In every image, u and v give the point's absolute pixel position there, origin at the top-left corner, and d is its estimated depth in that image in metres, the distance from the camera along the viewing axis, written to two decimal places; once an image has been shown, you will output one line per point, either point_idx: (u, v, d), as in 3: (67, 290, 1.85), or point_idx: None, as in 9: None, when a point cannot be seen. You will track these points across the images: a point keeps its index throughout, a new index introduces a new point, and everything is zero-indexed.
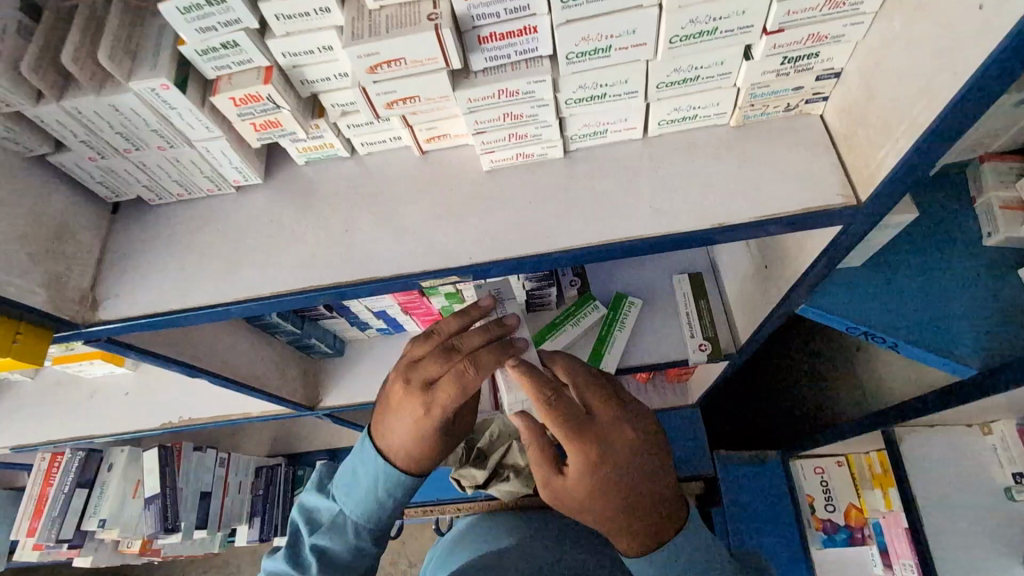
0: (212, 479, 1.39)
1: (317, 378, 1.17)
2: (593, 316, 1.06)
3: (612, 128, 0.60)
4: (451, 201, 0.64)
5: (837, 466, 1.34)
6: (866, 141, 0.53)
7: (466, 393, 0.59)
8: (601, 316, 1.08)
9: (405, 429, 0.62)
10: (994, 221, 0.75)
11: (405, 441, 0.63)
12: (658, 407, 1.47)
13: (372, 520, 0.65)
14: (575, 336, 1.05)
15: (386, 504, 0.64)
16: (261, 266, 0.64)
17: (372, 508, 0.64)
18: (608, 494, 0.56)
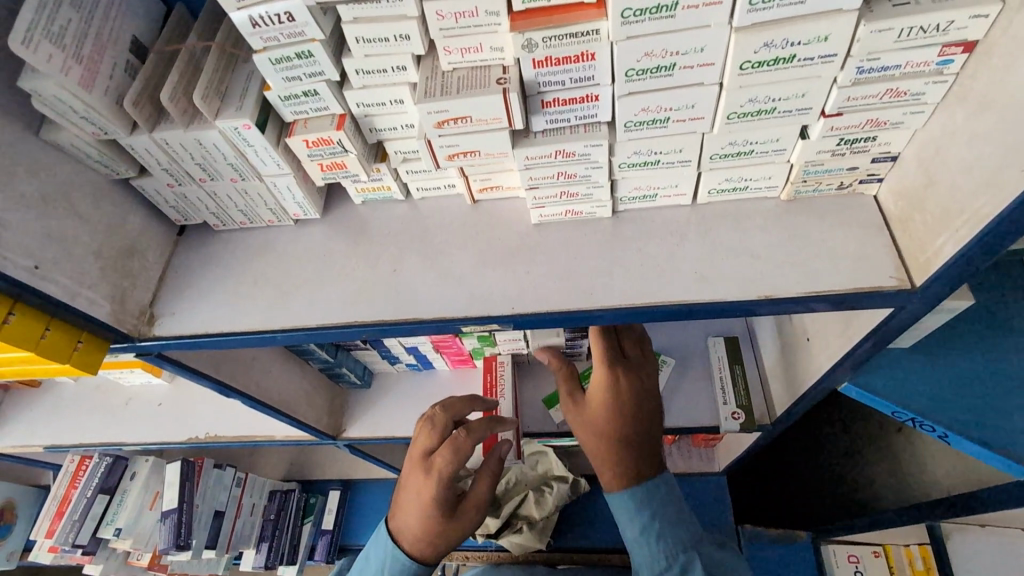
0: (227, 499, 1.40)
1: (343, 408, 1.18)
2: None
3: (661, 193, 0.61)
4: (497, 251, 0.65)
5: (873, 558, 1.26)
6: (923, 227, 0.52)
7: (456, 458, 0.72)
8: None
9: (412, 500, 0.74)
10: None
11: (411, 515, 0.74)
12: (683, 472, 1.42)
13: None
14: None
15: None
16: (309, 298, 0.66)
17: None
18: (608, 438, 0.77)
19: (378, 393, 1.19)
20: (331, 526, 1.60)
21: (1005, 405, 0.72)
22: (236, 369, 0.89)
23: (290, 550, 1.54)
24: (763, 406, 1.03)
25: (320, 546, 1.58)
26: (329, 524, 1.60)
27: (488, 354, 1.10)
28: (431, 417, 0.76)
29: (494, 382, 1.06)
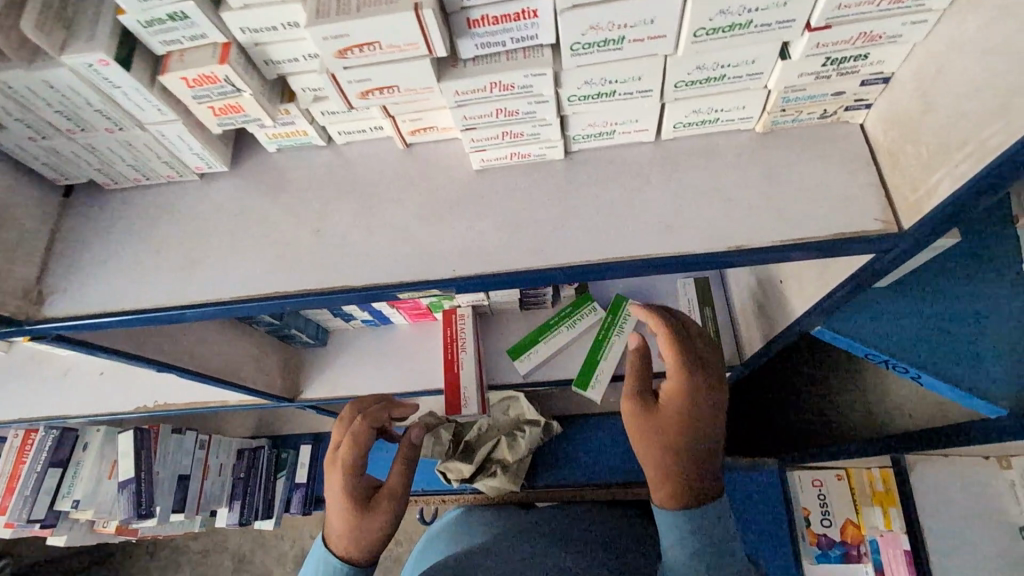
0: (191, 462, 1.36)
1: (298, 369, 1.11)
2: (590, 318, 1.02)
3: (620, 129, 0.53)
4: (435, 203, 0.57)
5: (836, 480, 1.30)
6: (916, 161, 0.45)
7: (354, 440, 0.67)
8: (599, 319, 1.02)
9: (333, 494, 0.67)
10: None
11: (333, 515, 0.66)
12: None
13: None
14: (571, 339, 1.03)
15: None
16: (221, 265, 0.57)
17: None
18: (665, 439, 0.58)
19: (334, 351, 1.13)
20: (305, 480, 1.59)
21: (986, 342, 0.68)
22: (162, 341, 0.81)
23: (265, 505, 1.53)
24: (733, 347, 1.00)
25: (296, 499, 1.58)
26: (303, 477, 1.59)
27: (448, 306, 1.04)
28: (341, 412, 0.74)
29: (454, 336, 1.00)
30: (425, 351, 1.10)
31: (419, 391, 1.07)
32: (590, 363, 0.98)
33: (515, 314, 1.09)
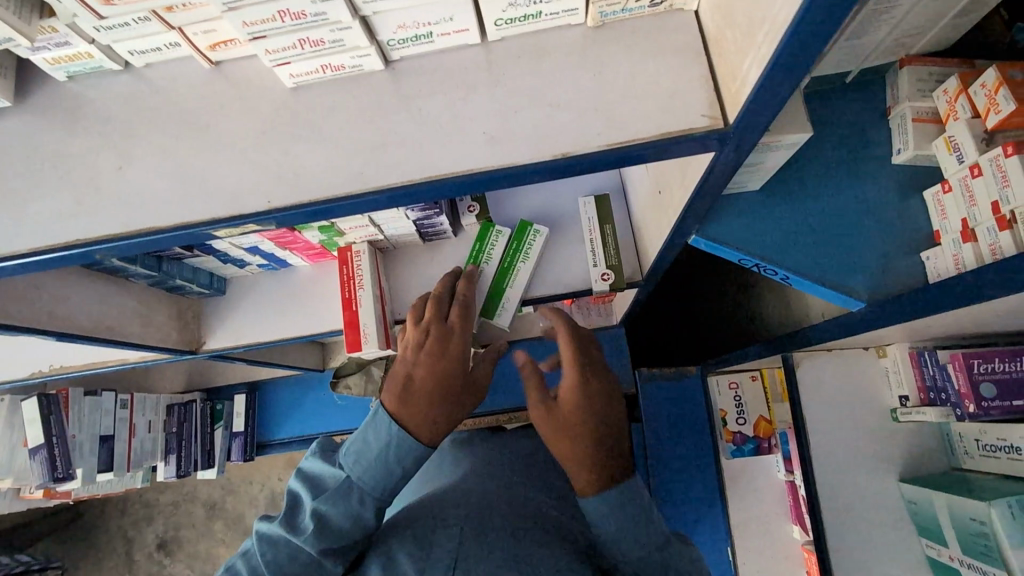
0: (114, 422, 1.32)
1: (198, 321, 1.07)
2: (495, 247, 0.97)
3: (437, 30, 0.48)
4: (250, 128, 0.51)
5: (751, 381, 1.36)
6: (734, 47, 0.42)
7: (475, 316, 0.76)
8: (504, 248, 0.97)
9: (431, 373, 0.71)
10: (905, 135, 0.69)
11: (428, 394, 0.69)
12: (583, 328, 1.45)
13: (378, 488, 0.66)
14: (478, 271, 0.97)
15: (394, 471, 0.66)
16: (14, 214, 0.51)
17: (385, 482, 0.66)
18: (581, 438, 0.67)
19: (233, 300, 1.08)
20: (242, 428, 1.58)
21: (850, 244, 0.71)
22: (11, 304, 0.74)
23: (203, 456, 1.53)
24: (635, 263, 1.00)
25: (235, 447, 1.58)
26: (241, 426, 1.58)
27: (342, 243, 0.98)
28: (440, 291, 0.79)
29: (350, 274, 0.96)
30: (329, 291, 1.06)
31: (324, 333, 1.04)
32: (495, 293, 0.95)
33: (418, 247, 1.05)
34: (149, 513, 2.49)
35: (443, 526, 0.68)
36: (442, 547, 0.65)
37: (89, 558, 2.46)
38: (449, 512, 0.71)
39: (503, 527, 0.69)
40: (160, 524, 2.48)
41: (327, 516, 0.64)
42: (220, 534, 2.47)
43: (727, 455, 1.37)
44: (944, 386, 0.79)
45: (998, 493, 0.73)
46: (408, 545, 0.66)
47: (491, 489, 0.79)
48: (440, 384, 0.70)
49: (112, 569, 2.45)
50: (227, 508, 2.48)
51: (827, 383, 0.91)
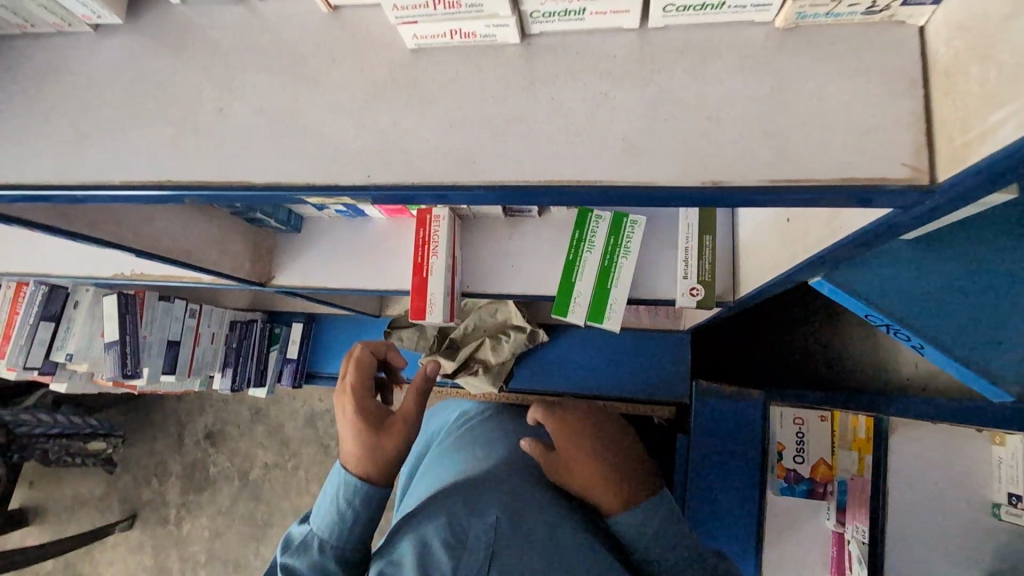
0: (181, 329, 1.38)
1: (270, 255, 1.07)
2: (593, 242, 0.91)
3: (592, 7, 0.40)
4: (359, 87, 0.46)
5: (819, 420, 1.23)
6: (977, 90, 0.33)
7: (367, 367, 0.70)
8: (602, 242, 0.91)
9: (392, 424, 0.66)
10: None
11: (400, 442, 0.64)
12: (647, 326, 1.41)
13: (336, 532, 0.62)
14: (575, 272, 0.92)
15: (349, 511, 0.62)
16: (112, 143, 0.49)
17: (345, 530, 0.62)
18: (597, 464, 0.69)
19: (307, 240, 1.06)
20: (295, 356, 1.63)
21: (998, 318, 0.61)
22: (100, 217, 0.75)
23: (256, 375, 1.59)
24: (729, 281, 0.91)
25: (286, 372, 1.64)
26: (294, 354, 1.63)
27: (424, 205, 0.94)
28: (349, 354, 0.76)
29: (427, 239, 0.92)
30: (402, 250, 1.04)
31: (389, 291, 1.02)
32: (598, 297, 0.90)
33: (497, 221, 0.99)
34: (201, 405, 2.76)
35: (481, 512, 0.63)
36: (480, 538, 0.61)
37: (149, 431, 2.78)
38: (490, 494, 0.65)
39: (547, 523, 0.63)
40: (210, 417, 2.75)
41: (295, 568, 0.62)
42: (261, 437, 2.70)
43: (777, 491, 1.28)
44: None
45: None
46: (440, 529, 0.61)
47: (534, 468, 0.73)
48: (358, 437, 0.64)
49: (166, 445, 2.76)
50: (270, 416, 2.71)
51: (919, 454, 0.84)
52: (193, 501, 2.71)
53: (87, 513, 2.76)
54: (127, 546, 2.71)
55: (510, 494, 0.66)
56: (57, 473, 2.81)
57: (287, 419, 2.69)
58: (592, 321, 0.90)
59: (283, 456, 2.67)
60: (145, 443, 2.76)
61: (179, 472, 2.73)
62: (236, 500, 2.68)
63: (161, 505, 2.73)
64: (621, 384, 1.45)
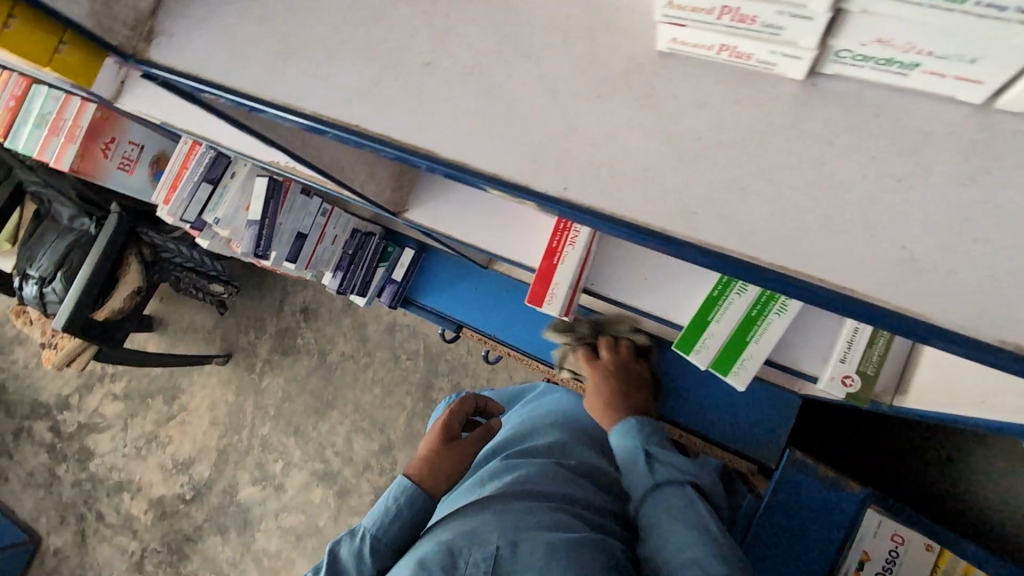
0: (312, 224, 1.46)
1: (410, 187, 1.06)
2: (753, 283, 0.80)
3: (925, 65, 0.33)
4: (586, 83, 0.41)
5: (922, 547, 1.05)
6: None
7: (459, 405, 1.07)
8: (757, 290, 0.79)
9: (435, 472, 1.00)
10: None
11: (459, 460, 1.03)
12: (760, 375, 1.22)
13: (375, 526, 0.96)
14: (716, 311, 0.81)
15: (389, 509, 0.97)
16: (312, 68, 0.47)
17: (381, 526, 0.96)
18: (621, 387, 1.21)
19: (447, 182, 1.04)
20: (399, 278, 1.67)
21: None
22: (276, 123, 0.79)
23: (362, 285, 1.66)
24: (892, 378, 0.78)
25: (388, 290, 1.69)
26: (399, 276, 1.67)
27: None
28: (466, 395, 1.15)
29: (569, 226, 0.85)
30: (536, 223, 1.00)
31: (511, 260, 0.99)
32: (732, 347, 0.80)
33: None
34: (305, 282, 3.02)
35: (483, 543, 0.88)
36: (479, 561, 0.86)
37: (257, 290, 3.09)
38: (490, 529, 0.90)
39: (534, 546, 0.86)
40: (309, 294, 2.99)
41: (339, 553, 0.95)
42: (346, 327, 2.92)
43: None
44: None
45: None
46: (439, 559, 0.87)
47: (526, 506, 0.96)
48: (431, 444, 1.04)
49: (267, 306, 3.07)
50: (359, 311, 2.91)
51: None
52: (277, 362, 3.01)
53: (195, 340, 3.18)
54: (217, 378, 3.09)
55: (509, 531, 0.89)
56: (180, 298, 3.23)
57: (372, 320, 2.87)
58: (715, 369, 0.81)
59: (359, 351, 2.86)
60: (252, 299, 3.08)
61: (272, 331, 3.05)
62: (311, 375, 2.93)
63: (251, 355, 3.07)
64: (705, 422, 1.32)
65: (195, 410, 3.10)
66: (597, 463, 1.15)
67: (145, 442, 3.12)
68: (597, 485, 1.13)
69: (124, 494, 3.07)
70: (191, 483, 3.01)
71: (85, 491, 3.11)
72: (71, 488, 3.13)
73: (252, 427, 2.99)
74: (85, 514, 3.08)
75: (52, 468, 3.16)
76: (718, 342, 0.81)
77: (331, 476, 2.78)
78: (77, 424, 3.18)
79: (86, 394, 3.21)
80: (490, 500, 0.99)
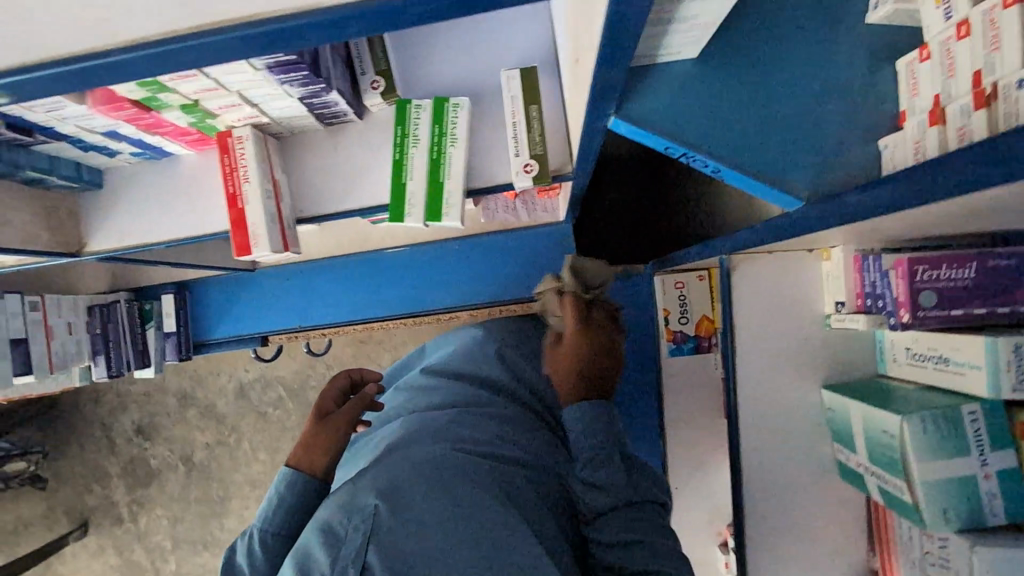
0: (25, 325, 1.23)
1: (76, 219, 0.95)
2: (418, 121, 0.85)
3: None
4: None
5: (697, 280, 1.33)
6: None
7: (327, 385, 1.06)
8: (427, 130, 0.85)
9: (311, 448, 0.96)
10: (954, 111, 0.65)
11: (329, 437, 0.98)
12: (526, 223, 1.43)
13: (262, 521, 0.92)
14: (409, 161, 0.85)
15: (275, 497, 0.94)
16: None
17: (269, 519, 0.93)
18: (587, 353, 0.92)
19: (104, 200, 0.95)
20: (174, 327, 1.52)
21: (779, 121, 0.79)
22: None
23: (136, 356, 1.49)
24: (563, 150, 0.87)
25: (169, 346, 1.53)
26: (172, 327, 1.52)
27: (218, 126, 0.82)
28: (341, 370, 1.12)
29: (234, 165, 0.82)
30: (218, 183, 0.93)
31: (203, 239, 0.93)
32: (433, 191, 0.84)
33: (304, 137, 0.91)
34: (122, 403, 2.69)
35: (361, 505, 0.80)
36: (359, 534, 0.77)
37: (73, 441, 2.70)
38: (374, 482, 0.82)
39: (419, 508, 0.78)
40: (135, 412, 2.68)
41: (233, 558, 0.93)
42: (195, 421, 2.66)
43: (666, 354, 1.35)
44: (882, 292, 0.73)
45: (914, 407, 0.68)
46: (318, 535, 0.79)
47: (412, 448, 0.88)
48: (307, 433, 0.99)
49: (94, 451, 2.68)
50: (198, 398, 2.66)
51: (759, 288, 0.86)
52: (143, 496, 2.70)
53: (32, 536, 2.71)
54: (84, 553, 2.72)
55: (384, 485, 0.81)
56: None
57: (216, 396, 2.64)
58: (429, 220, 0.85)
59: (222, 432, 2.64)
60: (73, 453, 2.69)
61: (118, 472, 2.69)
62: (187, 485, 2.67)
63: (109, 509, 2.71)
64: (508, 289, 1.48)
65: None
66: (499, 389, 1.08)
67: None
68: (503, 402, 1.06)
69: None
70: None
71: None
72: None
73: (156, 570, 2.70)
74: None
75: None
76: (421, 189, 0.85)
77: None
78: None
79: None
80: (376, 458, 0.89)
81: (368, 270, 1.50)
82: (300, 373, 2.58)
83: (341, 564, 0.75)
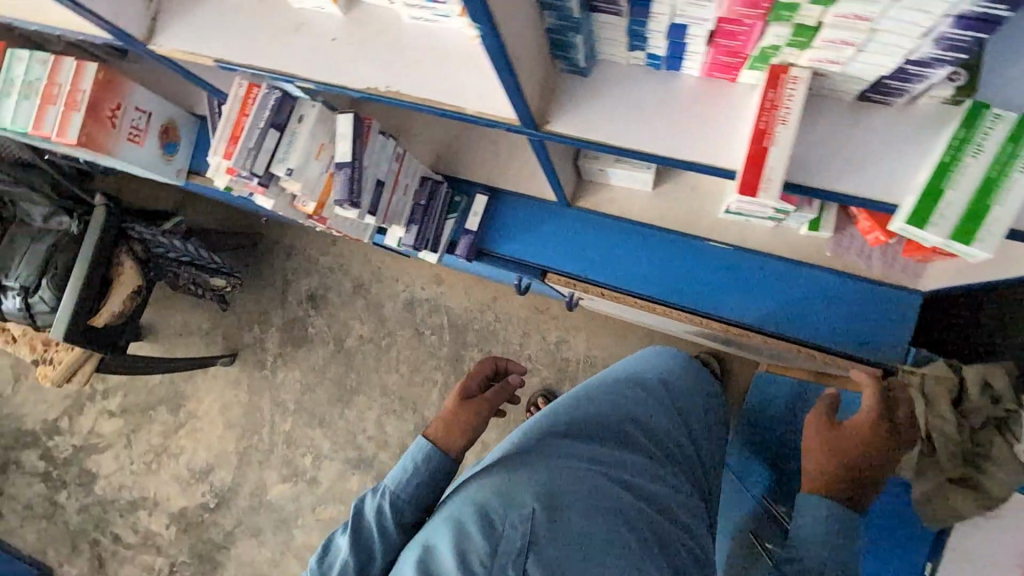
0: (388, 171, 1.33)
1: (551, 93, 0.96)
2: (991, 134, 0.75)
3: None
4: None
5: None
6: None
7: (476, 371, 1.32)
8: (995, 147, 0.75)
9: (451, 431, 1.21)
10: None
11: (467, 424, 1.21)
12: (875, 275, 1.33)
13: (394, 494, 1.13)
14: (958, 176, 0.77)
15: (417, 456, 1.16)
16: None
17: (403, 484, 1.14)
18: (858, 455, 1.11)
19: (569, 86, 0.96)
20: (474, 229, 1.55)
21: None
22: None
23: (435, 239, 1.54)
24: None
25: (462, 243, 1.57)
26: (474, 227, 1.55)
27: (777, 61, 0.79)
28: (482, 361, 1.37)
29: (777, 104, 0.79)
30: (708, 112, 0.91)
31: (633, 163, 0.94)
32: (974, 217, 0.77)
33: (825, 102, 0.85)
34: (307, 267, 2.96)
35: (519, 508, 1.05)
36: (517, 531, 1.02)
37: (258, 281, 3.01)
38: (524, 495, 1.07)
39: (563, 527, 1.04)
40: (314, 279, 2.94)
41: (360, 529, 1.11)
42: (360, 310, 2.87)
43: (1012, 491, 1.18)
44: None
45: None
46: (477, 519, 1.03)
47: (559, 472, 1.13)
48: (449, 411, 1.24)
49: (271, 297, 3.00)
50: (371, 293, 2.86)
51: None
52: (290, 354, 2.93)
53: (191, 341, 3.07)
54: (224, 380, 3.00)
55: (543, 496, 1.07)
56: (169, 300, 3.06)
57: (387, 297, 2.83)
58: (957, 244, 0.79)
59: (379, 332, 2.83)
60: (254, 290, 2.99)
61: (279, 325, 2.97)
62: (329, 362, 2.87)
63: (259, 351, 2.98)
64: (817, 335, 1.40)
65: (205, 414, 2.97)
66: (631, 436, 1.29)
67: (155, 455, 3.01)
68: (624, 450, 1.27)
69: (138, 511, 2.97)
70: (212, 491, 2.92)
71: (100, 507, 3.01)
72: (77, 514, 3.01)
73: (272, 423, 2.90)
74: (99, 537, 2.99)
75: (53, 497, 3.06)
76: (959, 210, 0.78)
77: (366, 460, 2.72)
78: (78, 441, 3.08)
79: (76, 414, 3.10)
80: (518, 466, 1.15)
81: (676, 253, 1.46)
82: (468, 312, 2.73)
83: (500, 551, 0.99)
